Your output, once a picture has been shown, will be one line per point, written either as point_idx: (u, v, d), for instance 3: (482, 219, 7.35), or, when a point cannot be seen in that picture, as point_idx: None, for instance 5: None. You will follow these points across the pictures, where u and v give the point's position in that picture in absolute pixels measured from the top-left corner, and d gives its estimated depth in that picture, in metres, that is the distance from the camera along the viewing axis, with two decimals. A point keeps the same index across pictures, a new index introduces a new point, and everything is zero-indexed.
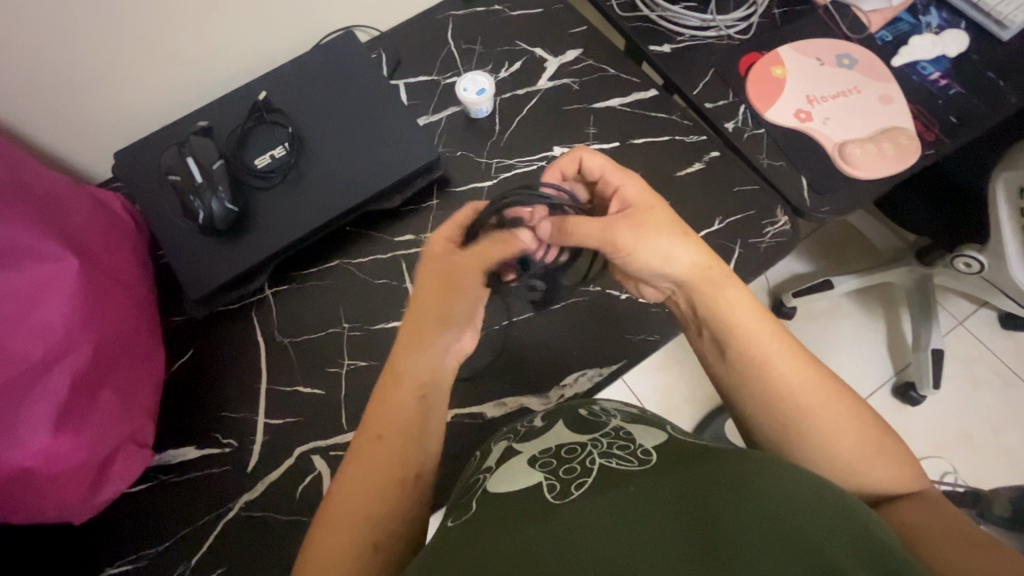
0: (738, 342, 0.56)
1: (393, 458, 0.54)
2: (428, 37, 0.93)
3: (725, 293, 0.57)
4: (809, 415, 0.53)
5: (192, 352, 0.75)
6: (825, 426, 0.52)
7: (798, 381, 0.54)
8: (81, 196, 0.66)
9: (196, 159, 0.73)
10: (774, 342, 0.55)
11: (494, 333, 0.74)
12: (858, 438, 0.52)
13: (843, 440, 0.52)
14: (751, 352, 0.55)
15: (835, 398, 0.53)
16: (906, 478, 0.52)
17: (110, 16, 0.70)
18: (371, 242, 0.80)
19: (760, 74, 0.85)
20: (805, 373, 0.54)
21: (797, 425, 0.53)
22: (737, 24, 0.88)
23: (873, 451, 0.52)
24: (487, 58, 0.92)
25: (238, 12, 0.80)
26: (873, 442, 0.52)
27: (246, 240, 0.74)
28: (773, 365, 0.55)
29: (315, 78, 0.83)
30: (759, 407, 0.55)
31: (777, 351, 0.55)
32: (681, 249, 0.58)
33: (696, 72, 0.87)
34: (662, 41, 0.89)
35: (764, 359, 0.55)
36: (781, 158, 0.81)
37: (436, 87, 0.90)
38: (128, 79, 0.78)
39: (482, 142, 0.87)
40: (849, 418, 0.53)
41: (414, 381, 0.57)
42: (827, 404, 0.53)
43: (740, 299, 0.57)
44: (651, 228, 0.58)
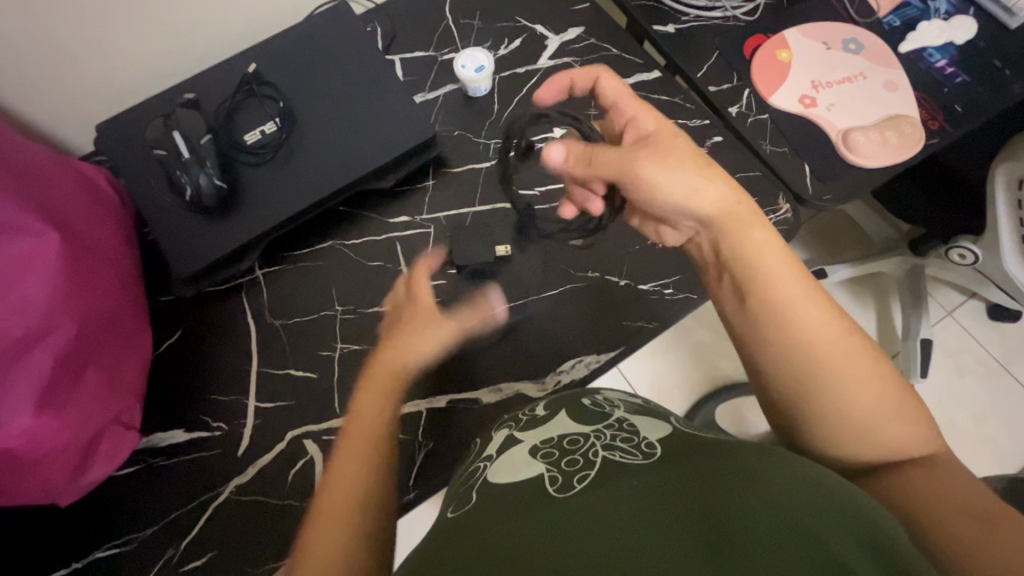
0: (763, 281, 0.54)
1: (363, 438, 0.53)
2: (425, 10, 0.90)
3: (752, 234, 0.57)
4: (830, 361, 0.50)
5: (180, 332, 0.73)
6: (849, 374, 0.50)
7: (822, 331, 0.52)
8: (57, 170, 0.63)
9: (182, 132, 0.70)
10: (798, 289, 0.54)
11: (491, 319, 0.73)
12: (879, 393, 0.50)
13: (861, 393, 0.49)
14: (773, 295, 0.54)
15: (859, 354, 0.51)
16: (924, 439, 0.50)
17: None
18: (365, 222, 0.78)
19: (765, 56, 0.84)
20: (828, 320, 0.52)
21: (818, 380, 0.50)
22: (743, 5, 0.87)
23: (889, 413, 0.50)
24: (486, 34, 0.89)
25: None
26: (889, 404, 0.50)
27: (236, 218, 0.71)
28: (797, 309, 0.52)
29: (309, 50, 0.80)
30: (776, 356, 0.53)
31: (800, 293, 0.54)
32: (699, 189, 0.59)
33: (701, 54, 0.85)
34: (665, 21, 0.87)
35: (783, 303, 0.53)
36: (784, 144, 0.79)
37: (433, 63, 0.87)
38: (109, 48, 0.74)
39: (481, 121, 0.84)
40: (865, 368, 0.51)
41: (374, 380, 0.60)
42: (850, 350, 0.51)
43: (766, 243, 0.56)
44: (671, 157, 0.61)
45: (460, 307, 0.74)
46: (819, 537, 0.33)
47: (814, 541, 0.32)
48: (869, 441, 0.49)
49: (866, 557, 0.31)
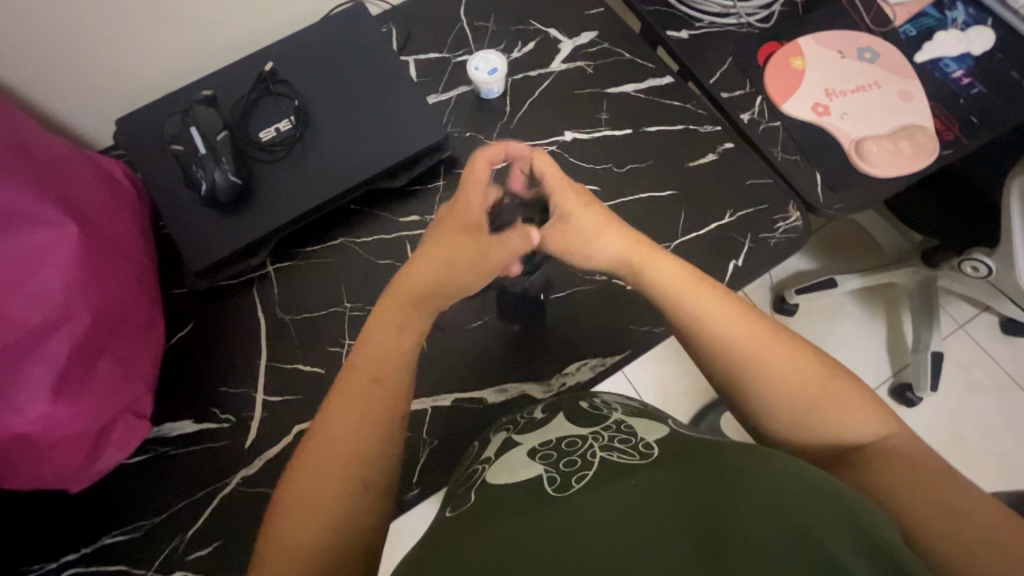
0: (676, 299, 0.57)
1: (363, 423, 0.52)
2: (440, 14, 0.92)
3: (658, 267, 0.59)
4: (753, 357, 0.53)
5: (192, 325, 0.74)
6: (772, 372, 0.52)
7: (747, 344, 0.53)
8: (76, 162, 0.64)
9: (199, 128, 0.71)
10: (713, 305, 0.56)
11: (495, 320, 0.73)
12: (808, 381, 0.51)
13: (788, 386, 0.51)
14: (696, 308, 0.56)
15: (788, 353, 0.53)
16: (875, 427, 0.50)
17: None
18: (374, 220, 0.79)
19: (777, 65, 0.84)
20: (751, 330, 0.54)
21: (745, 378, 0.53)
22: (757, 12, 0.88)
23: (844, 405, 0.51)
24: (500, 38, 0.90)
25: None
26: (841, 397, 0.51)
27: (249, 212, 0.73)
28: (719, 327, 0.55)
29: (324, 50, 0.81)
30: (706, 356, 0.56)
31: (719, 306, 0.56)
32: (598, 237, 0.62)
33: (714, 62, 0.86)
34: (680, 27, 0.89)
35: (705, 314, 0.55)
36: (796, 152, 0.79)
37: (447, 65, 0.89)
38: (133, 43, 0.76)
39: (494, 123, 0.84)
40: (792, 364, 0.52)
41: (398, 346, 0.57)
42: (774, 349, 0.53)
43: (674, 270, 0.59)
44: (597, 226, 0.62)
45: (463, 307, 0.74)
46: (814, 536, 0.33)
47: (809, 543, 0.32)
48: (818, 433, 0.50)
49: (858, 558, 0.32)
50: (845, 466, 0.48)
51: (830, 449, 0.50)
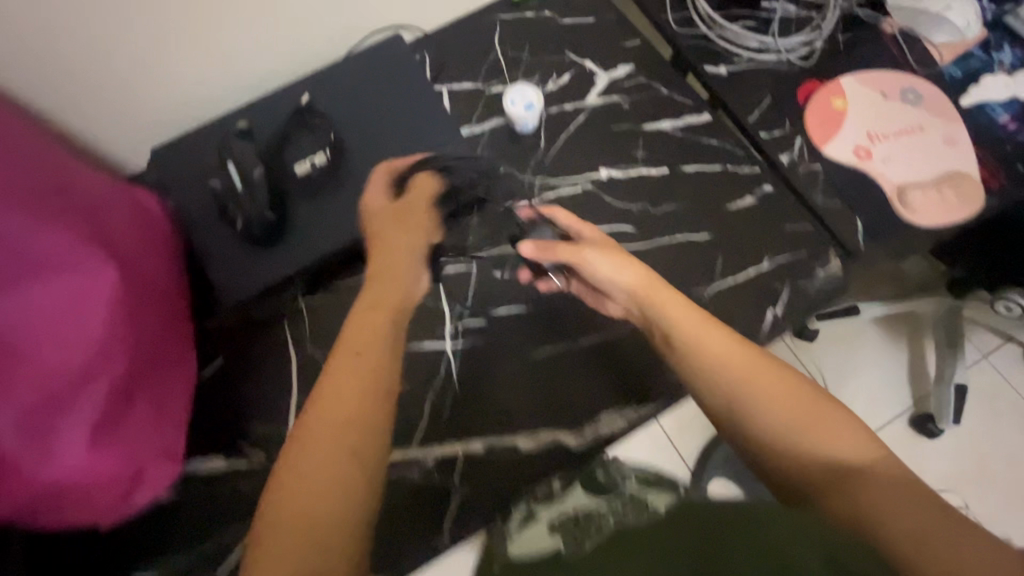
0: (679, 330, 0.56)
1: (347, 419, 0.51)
2: (474, 43, 0.91)
3: (660, 294, 0.59)
4: (754, 396, 0.51)
5: (222, 359, 0.73)
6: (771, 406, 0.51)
7: (719, 355, 0.54)
8: (114, 196, 0.64)
9: (238, 163, 0.70)
10: (713, 338, 0.55)
11: (529, 366, 0.71)
12: (808, 424, 0.50)
13: (789, 422, 0.50)
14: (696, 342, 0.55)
15: (787, 391, 0.51)
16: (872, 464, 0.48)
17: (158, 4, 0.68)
18: None
19: (818, 104, 0.83)
20: (747, 363, 0.53)
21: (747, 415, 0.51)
22: (798, 48, 0.87)
23: (835, 426, 0.49)
24: (535, 68, 0.89)
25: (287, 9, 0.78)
26: (828, 419, 0.50)
27: (285, 246, 0.73)
28: (707, 346, 0.55)
29: (363, 83, 0.82)
30: (705, 390, 0.53)
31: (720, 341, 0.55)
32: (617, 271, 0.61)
33: (753, 99, 0.84)
34: (718, 62, 0.87)
35: (707, 349, 0.54)
36: (836, 196, 0.77)
37: (481, 95, 0.88)
38: (170, 72, 0.76)
39: (527, 158, 0.83)
40: (792, 404, 0.51)
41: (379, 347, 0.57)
42: (778, 389, 0.52)
43: (677, 301, 0.59)
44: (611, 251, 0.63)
45: (492, 349, 0.72)
46: None
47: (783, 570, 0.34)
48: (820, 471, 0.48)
49: None
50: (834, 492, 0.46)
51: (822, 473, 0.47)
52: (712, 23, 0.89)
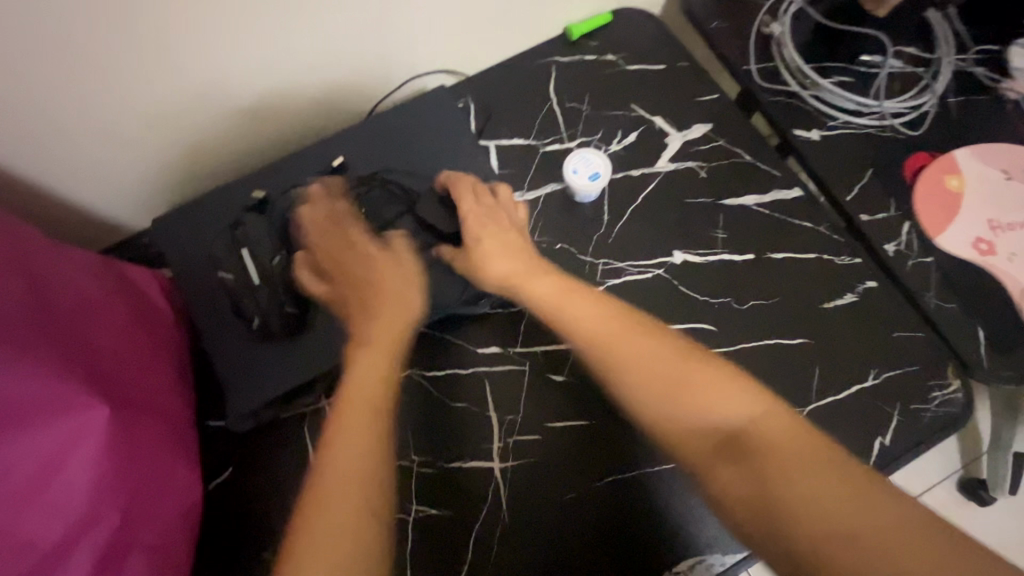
0: (592, 338, 0.56)
1: (360, 413, 0.51)
2: (526, 90, 0.80)
3: (579, 295, 0.59)
4: (653, 395, 0.53)
5: (232, 470, 0.63)
6: (696, 396, 0.52)
7: (634, 353, 0.54)
8: (102, 286, 0.55)
9: (251, 252, 0.59)
10: (630, 334, 0.55)
11: (592, 495, 0.61)
12: (731, 406, 0.51)
13: (714, 406, 0.51)
14: (615, 346, 0.55)
15: (721, 377, 0.52)
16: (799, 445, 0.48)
17: (162, 50, 0.58)
18: (447, 349, 0.67)
19: (929, 183, 0.71)
20: (666, 363, 0.53)
21: (661, 411, 0.52)
22: (904, 113, 0.74)
23: (704, 385, 0.52)
24: (596, 124, 0.78)
25: (313, 52, 0.66)
26: (691, 375, 0.52)
27: (305, 345, 0.61)
28: (573, 330, 0.57)
29: (400, 138, 0.70)
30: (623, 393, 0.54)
31: (639, 344, 0.55)
32: (510, 266, 0.60)
33: (851, 172, 0.73)
34: (809, 125, 0.75)
35: (626, 354, 0.55)
36: (953, 298, 0.66)
37: (533, 154, 0.77)
38: (178, 122, 0.66)
39: (588, 234, 0.72)
40: (716, 393, 0.51)
41: (380, 339, 0.55)
42: (692, 369, 0.53)
43: (588, 300, 0.58)
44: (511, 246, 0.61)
45: (549, 472, 0.62)
46: None
47: None
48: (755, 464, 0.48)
49: None
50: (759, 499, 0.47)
51: (702, 437, 0.51)
52: (801, 78, 0.77)
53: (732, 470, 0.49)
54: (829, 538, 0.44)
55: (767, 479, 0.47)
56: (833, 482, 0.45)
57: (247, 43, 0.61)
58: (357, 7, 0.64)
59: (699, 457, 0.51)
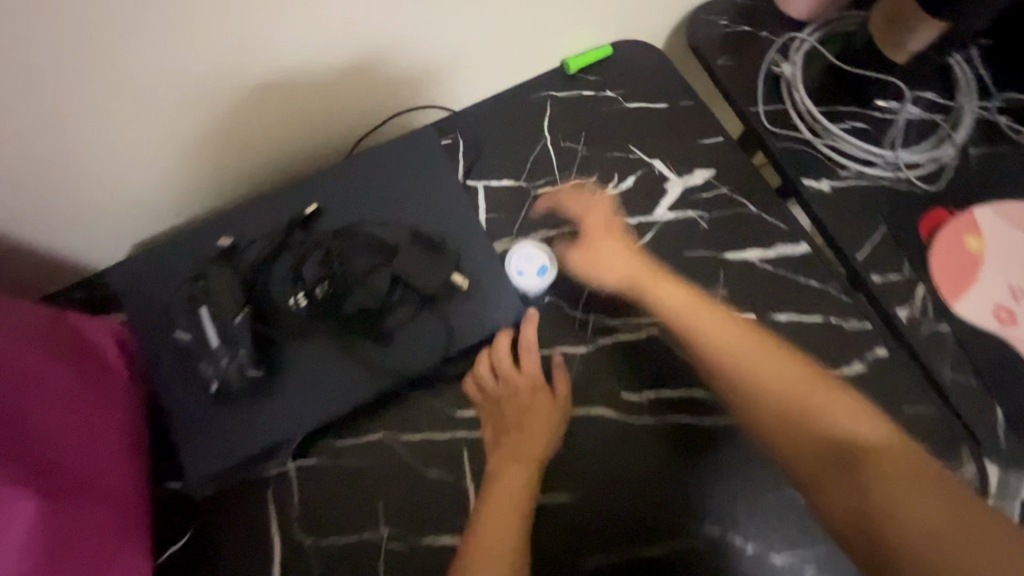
0: (705, 341, 0.62)
1: (525, 455, 0.59)
2: (519, 126, 0.75)
3: (674, 287, 0.65)
4: (752, 375, 0.59)
5: (189, 536, 0.58)
6: (814, 403, 0.57)
7: (728, 345, 0.61)
8: (31, 344, 0.49)
9: (213, 314, 0.55)
10: (738, 333, 0.62)
11: (612, 550, 0.57)
12: (833, 410, 0.57)
13: (823, 414, 0.56)
14: (708, 336, 0.62)
15: (816, 387, 0.58)
16: (909, 468, 0.52)
17: (128, 81, 0.54)
18: (423, 410, 0.62)
19: (949, 243, 0.66)
20: (769, 364, 0.60)
21: (749, 397, 0.60)
22: (919, 165, 0.70)
23: (824, 407, 0.57)
24: (592, 165, 0.73)
25: (293, 84, 0.63)
26: (826, 419, 0.56)
27: (271, 406, 0.57)
28: (749, 404, 0.60)
29: (381, 181, 0.65)
30: (734, 400, 0.61)
31: (746, 343, 0.61)
32: (594, 260, 0.67)
33: (863, 227, 0.68)
34: (819, 174, 0.70)
35: (730, 347, 0.61)
36: (969, 371, 0.62)
37: (524, 197, 0.72)
38: (143, 158, 0.62)
39: (579, 285, 0.67)
40: (825, 401, 0.57)
41: (530, 397, 0.61)
42: (809, 379, 0.59)
43: (679, 295, 0.64)
44: (615, 248, 0.68)
45: (604, 475, 0.60)
46: None
47: None
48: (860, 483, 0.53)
49: None
50: (865, 505, 0.52)
51: (818, 446, 0.56)
52: (814, 122, 0.72)
53: (838, 486, 0.54)
54: (925, 534, 0.48)
55: (872, 498, 0.52)
56: (937, 496, 0.50)
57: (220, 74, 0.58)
58: (338, 39, 0.60)
59: (807, 466, 0.56)
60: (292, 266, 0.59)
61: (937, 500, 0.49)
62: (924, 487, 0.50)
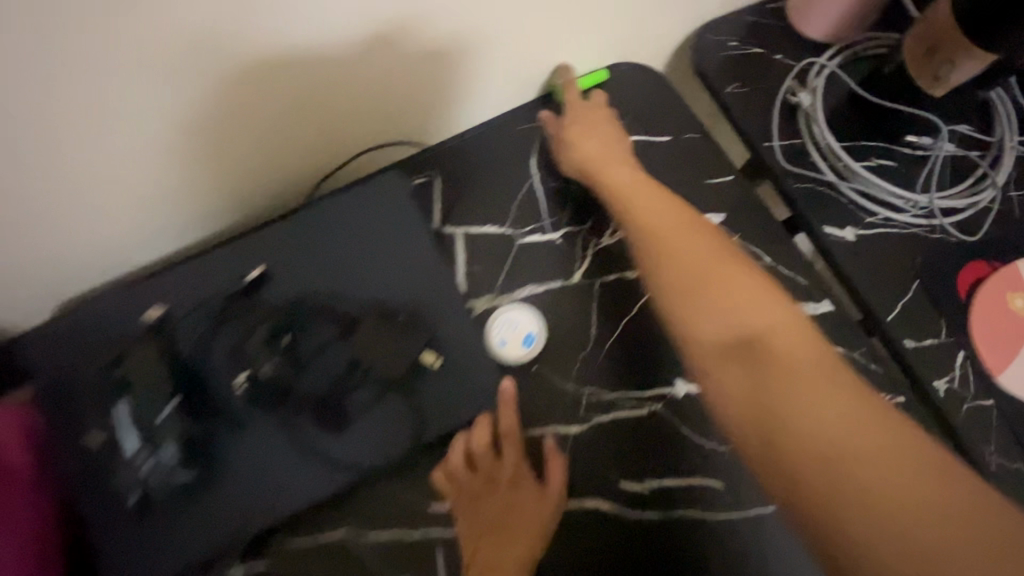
0: (642, 228, 0.55)
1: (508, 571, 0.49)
2: (504, 163, 0.66)
3: (619, 176, 0.60)
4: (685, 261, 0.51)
5: None
6: (756, 305, 0.46)
7: (673, 242, 0.53)
8: None
9: (134, 407, 0.46)
10: (679, 244, 0.52)
11: None
12: (771, 312, 0.46)
13: (755, 309, 0.46)
14: (646, 229, 0.55)
15: (769, 296, 0.47)
16: (844, 417, 0.39)
17: (45, 125, 0.44)
18: (394, 504, 0.52)
19: (989, 302, 0.58)
20: (710, 255, 0.51)
21: (669, 288, 0.50)
22: (958, 209, 0.61)
23: (745, 294, 0.47)
24: (586, 208, 0.65)
25: (253, 124, 0.54)
26: (735, 299, 0.47)
27: (208, 507, 0.48)
28: (677, 265, 0.51)
29: (341, 235, 0.56)
30: (656, 260, 0.52)
31: (689, 243, 0.52)
32: (576, 133, 0.64)
33: (895, 283, 0.60)
34: (843, 221, 0.62)
35: (671, 254, 0.52)
36: (1016, 454, 0.54)
37: (509, 245, 0.63)
38: (64, 213, 0.51)
39: (572, 351, 0.58)
40: (768, 310, 0.46)
41: (511, 496, 0.52)
42: (763, 296, 0.47)
43: (630, 187, 0.58)
44: (602, 133, 0.64)
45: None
46: None
47: None
48: (774, 423, 0.40)
49: None
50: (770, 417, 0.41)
51: (721, 343, 0.45)
52: (837, 162, 0.63)
53: (741, 371, 0.43)
54: (816, 465, 0.38)
55: (770, 392, 0.41)
56: (872, 442, 0.38)
57: (164, 114, 0.48)
58: (283, 60, 0.50)
59: (723, 370, 0.44)
60: (234, 340, 0.50)
61: (856, 440, 0.38)
62: (865, 421, 0.39)
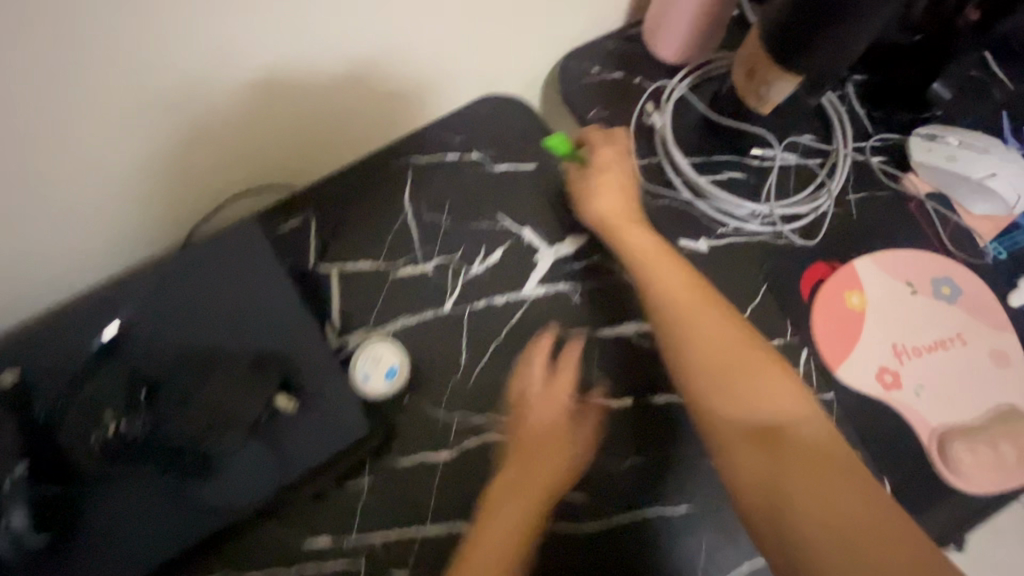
0: (655, 292, 0.58)
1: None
2: (376, 200, 0.68)
3: (635, 238, 0.62)
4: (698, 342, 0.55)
5: None
6: (736, 378, 0.53)
7: (684, 312, 0.57)
8: None
9: None
10: (709, 321, 0.56)
11: None
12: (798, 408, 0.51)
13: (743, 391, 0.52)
14: (663, 301, 0.58)
15: (786, 382, 0.53)
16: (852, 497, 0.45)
17: None
18: (264, 544, 0.53)
19: (828, 301, 0.62)
20: (733, 336, 0.55)
21: (686, 356, 0.55)
22: (798, 216, 0.66)
23: (767, 378, 0.53)
24: (456, 239, 0.67)
25: (233, 145, 0.60)
26: (758, 388, 0.52)
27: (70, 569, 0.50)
28: (698, 340, 0.55)
29: (200, 285, 0.58)
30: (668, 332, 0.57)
31: (712, 318, 0.56)
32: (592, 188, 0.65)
33: (743, 289, 0.63)
34: (694, 232, 0.65)
35: (695, 328, 0.56)
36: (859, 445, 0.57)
37: (382, 281, 0.65)
38: None
39: (441, 380, 0.61)
40: (791, 401, 0.51)
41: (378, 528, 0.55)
42: (783, 383, 0.53)
43: (649, 249, 0.61)
44: (613, 186, 0.65)
45: None
46: None
47: None
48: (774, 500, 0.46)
49: None
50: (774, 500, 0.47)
51: (745, 424, 0.51)
52: (687, 180, 0.67)
53: (763, 456, 0.49)
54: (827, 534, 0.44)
55: (781, 469, 0.48)
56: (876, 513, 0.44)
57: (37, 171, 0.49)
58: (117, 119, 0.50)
59: (743, 450, 0.50)
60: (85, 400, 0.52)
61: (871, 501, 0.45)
62: (848, 491, 0.46)
